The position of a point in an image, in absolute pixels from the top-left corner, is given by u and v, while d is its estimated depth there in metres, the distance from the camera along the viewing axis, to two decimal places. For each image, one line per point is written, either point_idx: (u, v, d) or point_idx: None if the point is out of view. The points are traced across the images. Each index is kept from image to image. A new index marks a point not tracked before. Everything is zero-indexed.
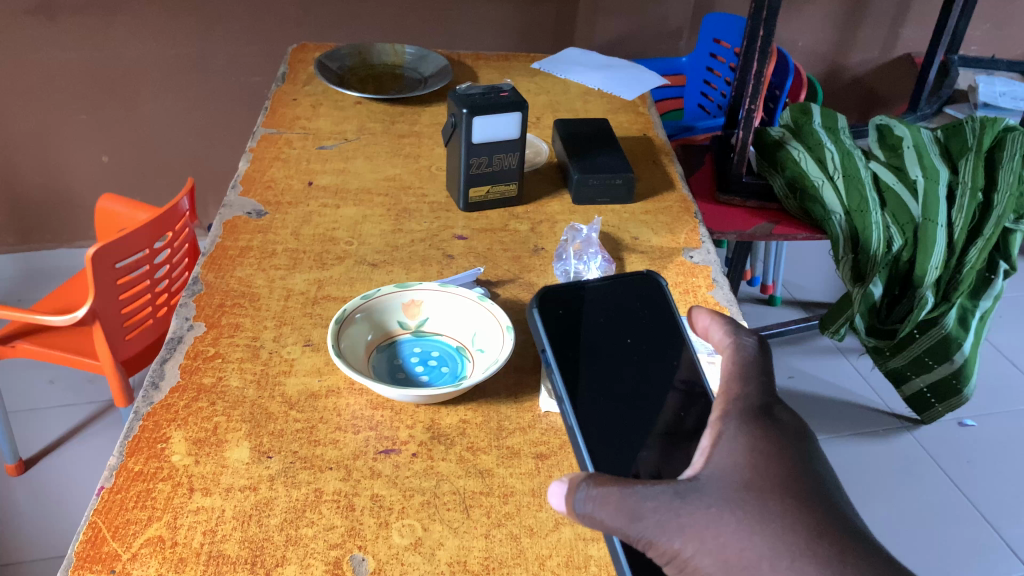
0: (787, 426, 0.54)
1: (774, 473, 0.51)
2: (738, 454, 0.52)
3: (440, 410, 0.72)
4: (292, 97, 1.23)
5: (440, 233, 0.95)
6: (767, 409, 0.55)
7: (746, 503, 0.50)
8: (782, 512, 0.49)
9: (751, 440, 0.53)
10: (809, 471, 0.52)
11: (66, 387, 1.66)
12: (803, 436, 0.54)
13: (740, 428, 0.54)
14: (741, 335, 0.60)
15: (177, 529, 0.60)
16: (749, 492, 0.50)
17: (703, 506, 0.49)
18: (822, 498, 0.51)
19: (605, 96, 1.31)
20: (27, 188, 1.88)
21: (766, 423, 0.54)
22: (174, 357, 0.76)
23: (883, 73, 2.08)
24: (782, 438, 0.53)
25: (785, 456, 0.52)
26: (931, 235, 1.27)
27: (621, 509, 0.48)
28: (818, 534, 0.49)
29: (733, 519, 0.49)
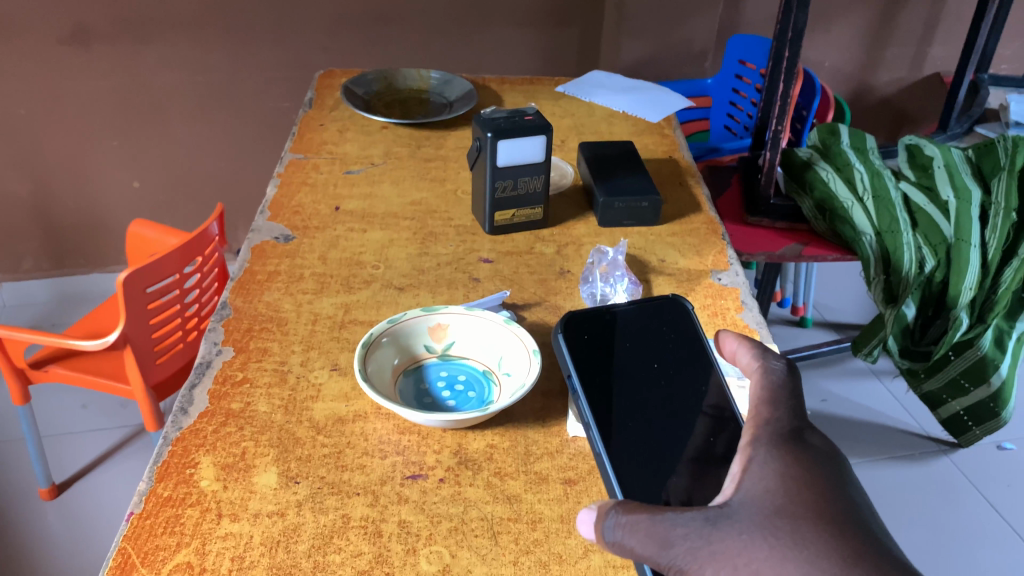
0: (818, 449, 0.53)
1: (806, 499, 0.50)
2: (768, 480, 0.51)
3: (468, 435, 0.72)
4: (319, 122, 1.24)
5: (466, 257, 0.95)
6: (797, 433, 0.54)
7: (779, 530, 0.48)
8: (813, 538, 0.48)
9: (781, 465, 0.52)
10: (843, 494, 0.51)
11: (98, 411, 1.67)
12: (835, 460, 0.53)
13: (771, 453, 0.53)
14: (769, 359, 0.60)
15: (205, 555, 0.60)
16: (780, 517, 0.49)
17: (734, 533, 0.49)
18: (858, 522, 0.49)
19: (630, 118, 1.31)
20: (61, 214, 1.91)
21: (795, 447, 0.53)
22: (203, 381, 0.76)
23: (911, 93, 2.06)
24: (814, 463, 0.52)
25: (817, 481, 0.51)
26: (965, 255, 1.25)
27: (648, 536, 0.48)
28: (855, 558, 0.47)
29: (765, 546, 0.48)
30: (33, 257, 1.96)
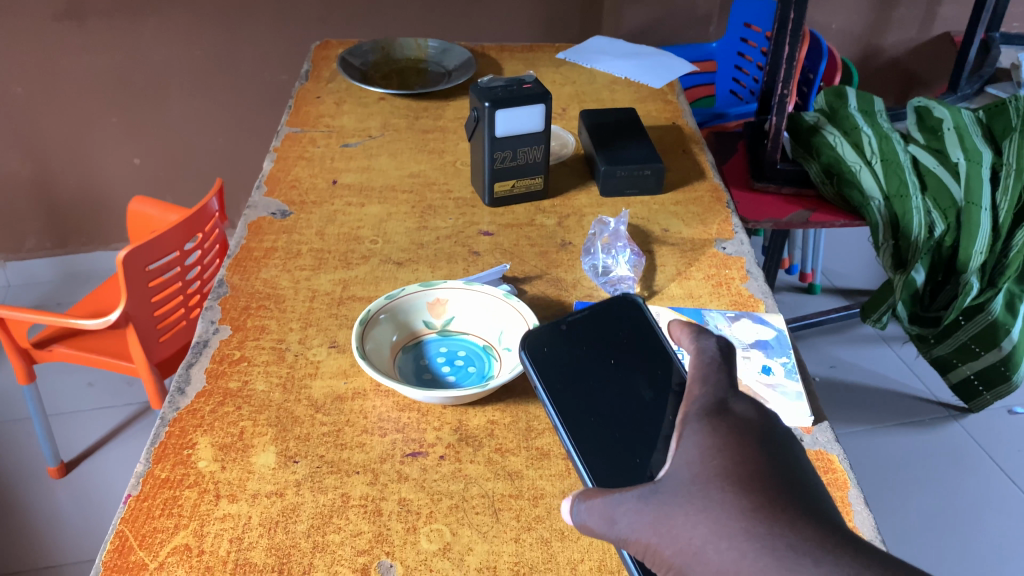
0: (741, 422, 0.48)
1: (724, 465, 0.46)
2: (689, 458, 0.47)
3: (469, 411, 0.71)
4: (316, 95, 1.22)
5: (465, 230, 0.94)
6: (721, 403, 0.50)
7: (696, 495, 0.45)
8: (722, 500, 0.44)
9: (702, 443, 0.48)
10: (768, 458, 0.46)
11: (104, 389, 1.67)
12: (762, 426, 0.48)
13: (696, 427, 0.49)
14: (701, 339, 0.55)
15: (203, 536, 0.59)
16: (697, 486, 0.46)
17: (661, 506, 0.46)
18: (781, 485, 0.44)
19: (632, 85, 1.29)
20: (62, 192, 1.90)
21: (716, 419, 0.49)
22: (200, 361, 0.75)
23: (921, 54, 2.02)
24: (735, 431, 0.48)
25: (741, 446, 0.47)
26: (975, 218, 1.23)
27: (597, 514, 0.48)
28: (756, 509, 0.43)
29: (683, 510, 0.45)
30: (35, 236, 1.95)
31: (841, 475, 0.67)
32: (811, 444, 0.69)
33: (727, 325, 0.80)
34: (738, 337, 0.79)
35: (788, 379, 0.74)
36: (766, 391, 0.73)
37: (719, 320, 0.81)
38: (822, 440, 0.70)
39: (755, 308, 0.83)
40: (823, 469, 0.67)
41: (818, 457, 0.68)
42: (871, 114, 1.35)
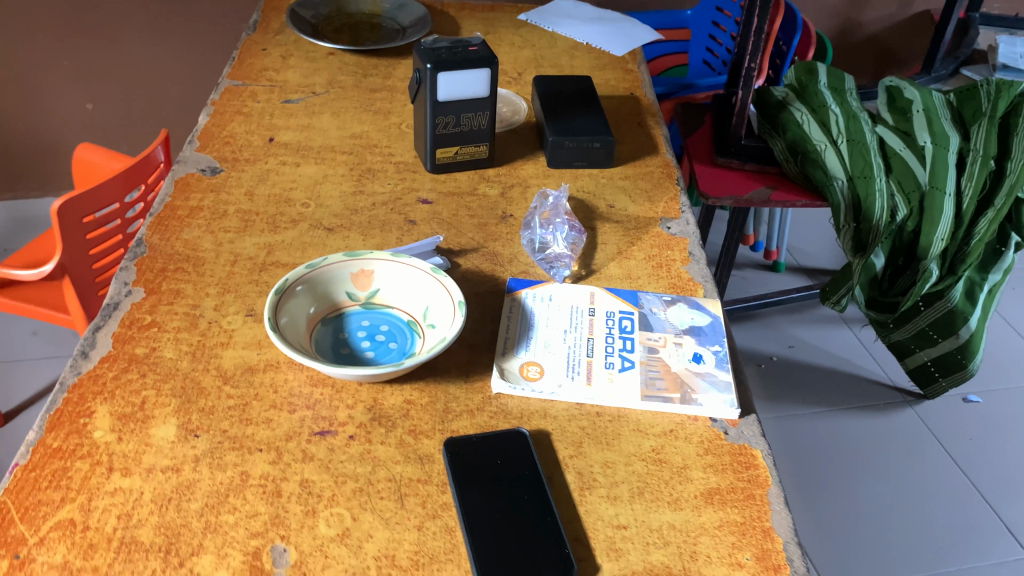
0: None
1: None
2: None
3: (385, 389, 0.68)
4: (261, 47, 1.15)
5: (403, 197, 0.90)
6: None
7: None
8: None
9: None
10: None
11: (48, 339, 1.66)
12: None
13: None
14: None
15: (90, 511, 0.57)
16: None
17: None
18: None
19: (593, 52, 1.22)
20: (9, 135, 1.84)
21: None
22: (108, 324, 0.72)
23: (898, 32, 2.08)
24: None
25: None
26: (937, 203, 1.36)
27: None
28: None
29: None
30: None
31: (764, 472, 0.64)
32: (735, 438, 0.67)
33: (662, 310, 0.77)
34: (672, 322, 0.76)
35: (719, 369, 0.71)
36: (695, 380, 0.70)
37: (654, 303, 0.78)
38: (747, 433, 0.67)
39: (693, 293, 0.80)
40: (745, 464, 0.65)
41: (741, 451, 0.66)
42: (839, 92, 1.47)
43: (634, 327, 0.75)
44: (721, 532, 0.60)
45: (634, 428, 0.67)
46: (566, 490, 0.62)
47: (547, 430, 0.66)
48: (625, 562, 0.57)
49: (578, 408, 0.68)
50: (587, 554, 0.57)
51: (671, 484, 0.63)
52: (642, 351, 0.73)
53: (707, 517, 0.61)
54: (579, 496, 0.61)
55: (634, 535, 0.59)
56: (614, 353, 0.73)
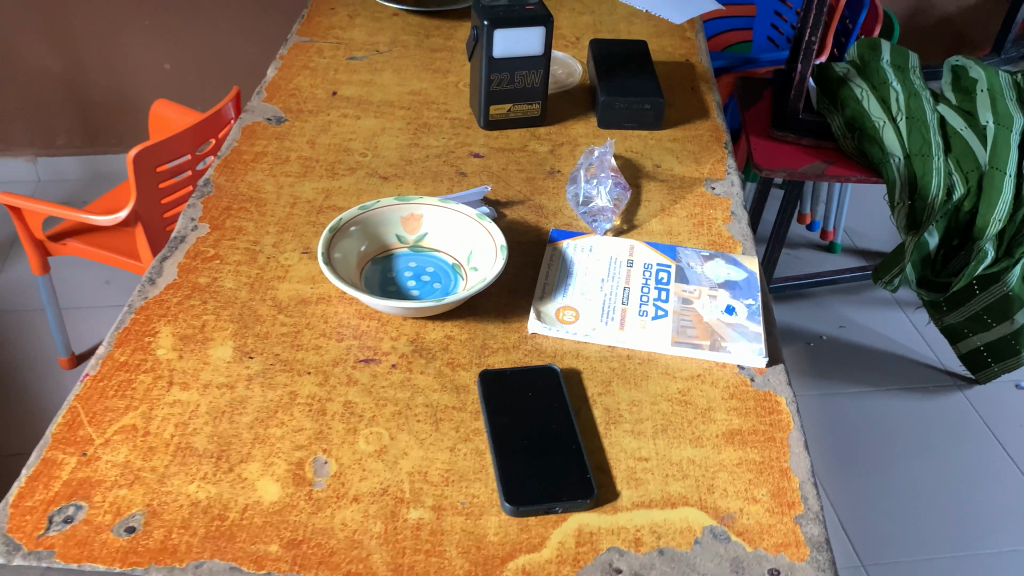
0: None
1: None
2: None
3: (427, 324, 0.72)
4: (330, 6, 1.20)
5: (456, 150, 0.94)
6: None
7: None
8: None
9: None
10: None
11: (120, 288, 1.72)
12: None
13: None
14: None
15: (151, 419, 0.62)
16: None
17: None
18: None
19: (652, 19, 1.23)
20: (92, 91, 1.92)
21: None
22: (174, 255, 0.77)
23: (975, 12, 2.03)
24: None
25: None
26: (997, 182, 1.34)
27: None
28: None
29: None
30: (66, 133, 1.98)
31: (786, 417, 0.66)
32: (761, 385, 0.69)
33: (699, 264, 0.79)
34: (708, 276, 0.78)
35: (750, 320, 0.74)
36: (726, 330, 0.73)
37: (691, 258, 0.80)
38: (773, 380, 0.69)
39: (732, 250, 0.82)
40: (769, 409, 0.67)
41: (766, 397, 0.68)
42: (902, 70, 1.45)
43: (671, 279, 0.78)
44: (739, 469, 0.62)
45: (663, 371, 0.69)
46: (593, 423, 0.65)
47: (579, 368, 0.69)
48: (643, 490, 0.60)
49: (610, 349, 0.71)
50: (608, 483, 0.60)
51: (694, 424, 0.65)
52: (677, 302, 0.75)
53: (726, 455, 0.63)
54: (605, 429, 0.64)
55: (654, 467, 0.62)
56: (648, 302, 0.75)
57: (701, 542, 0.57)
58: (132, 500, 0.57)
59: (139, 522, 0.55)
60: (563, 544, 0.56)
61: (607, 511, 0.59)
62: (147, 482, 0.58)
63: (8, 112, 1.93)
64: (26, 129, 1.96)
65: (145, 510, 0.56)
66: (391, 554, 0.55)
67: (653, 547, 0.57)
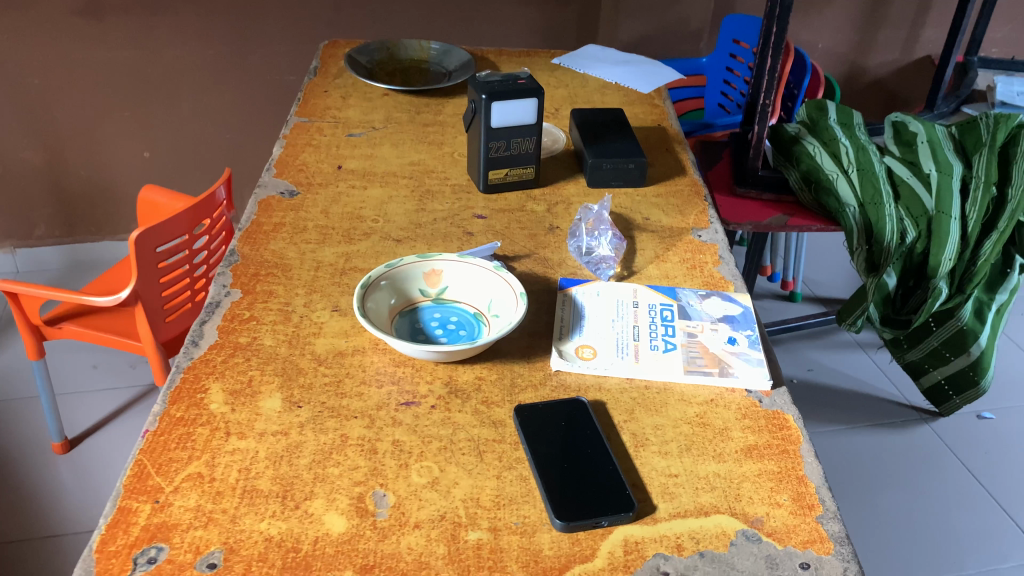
0: None
1: None
2: None
3: (458, 368, 0.78)
4: (323, 89, 1.28)
5: (461, 213, 1.01)
6: None
7: None
8: None
9: None
10: None
11: (108, 372, 1.76)
12: None
13: None
14: None
15: (215, 466, 0.66)
16: None
17: None
18: None
19: (622, 89, 1.34)
20: (72, 181, 1.97)
21: None
22: (212, 319, 0.81)
23: (904, 75, 2.20)
24: None
25: None
26: (944, 226, 1.45)
27: None
28: None
29: None
30: (46, 224, 2.02)
31: (795, 432, 0.73)
32: (769, 405, 0.76)
33: (698, 302, 0.87)
34: (708, 312, 0.85)
35: (751, 348, 0.81)
36: (731, 358, 0.80)
37: (691, 297, 0.88)
38: (780, 401, 0.76)
39: (726, 288, 0.90)
40: (779, 425, 0.74)
41: (774, 414, 0.74)
42: (849, 127, 1.58)
43: (675, 316, 0.85)
44: (761, 479, 0.68)
45: (679, 397, 0.76)
46: (623, 447, 0.70)
47: (603, 400, 0.75)
48: (678, 502, 0.66)
49: (629, 381, 0.78)
50: (644, 497, 0.66)
51: (714, 441, 0.71)
52: (683, 336, 0.82)
53: (747, 467, 0.69)
54: (635, 451, 0.70)
55: (684, 481, 0.68)
56: (658, 337, 0.82)
57: (736, 543, 0.63)
58: (209, 539, 0.60)
59: (220, 560, 0.59)
60: (613, 553, 0.61)
61: (648, 521, 0.64)
62: (221, 523, 0.62)
63: None
64: (5, 222, 1.99)
65: (223, 547, 0.60)
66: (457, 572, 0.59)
67: (694, 551, 0.62)
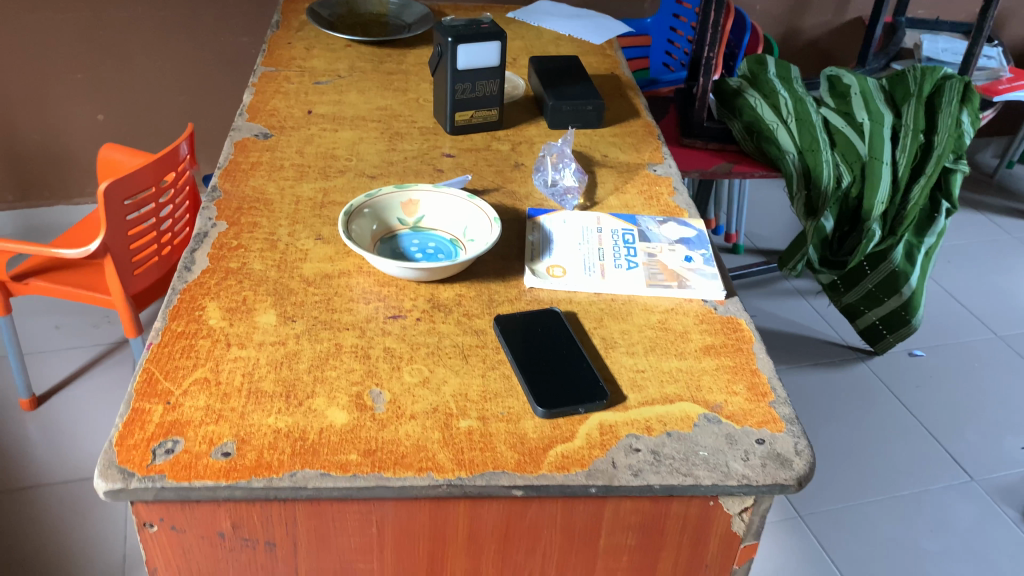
0: None
1: None
2: None
3: (439, 286, 0.84)
4: (287, 41, 1.32)
5: (430, 152, 1.06)
6: None
7: None
8: None
9: None
10: None
11: (71, 331, 1.78)
12: None
13: None
14: None
15: (219, 372, 0.71)
16: None
17: None
18: None
19: (575, 41, 1.40)
20: (24, 145, 1.96)
21: None
22: (202, 247, 0.86)
23: (837, 36, 2.31)
24: None
25: None
26: (876, 170, 1.55)
27: None
28: None
29: None
30: None
31: (747, 332, 0.81)
32: (724, 312, 0.83)
33: (657, 226, 0.94)
34: (666, 235, 0.93)
35: (706, 265, 0.89)
36: (689, 274, 0.87)
37: (650, 223, 0.95)
38: (733, 307, 0.84)
39: (681, 215, 0.97)
40: (734, 328, 0.81)
41: (730, 320, 0.82)
42: (787, 80, 1.66)
43: (636, 239, 0.92)
44: (719, 372, 0.76)
45: (643, 307, 0.83)
46: (595, 349, 0.77)
47: (574, 311, 0.82)
48: (646, 393, 0.73)
49: (596, 295, 0.84)
50: (616, 389, 0.73)
51: (676, 342, 0.79)
52: (645, 256, 0.89)
53: (706, 362, 0.77)
54: (605, 352, 0.77)
55: (650, 376, 0.75)
56: (621, 257, 0.89)
57: (699, 424, 0.70)
58: (221, 433, 0.65)
59: (233, 449, 0.64)
60: (590, 434, 0.68)
61: (620, 408, 0.71)
62: (231, 419, 0.67)
63: None
64: None
65: (235, 438, 0.65)
66: (452, 453, 0.66)
67: (662, 431, 0.69)
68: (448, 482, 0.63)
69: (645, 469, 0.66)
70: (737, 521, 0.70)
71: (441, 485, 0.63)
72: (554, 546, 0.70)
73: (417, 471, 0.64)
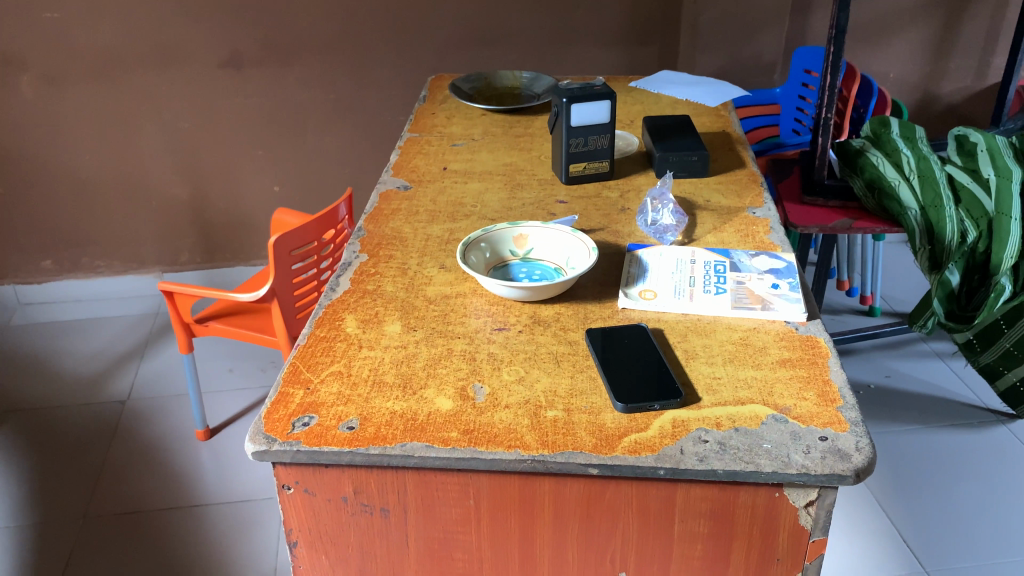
0: None
1: None
2: None
3: (542, 307, 0.95)
4: (431, 112, 1.50)
5: (546, 200, 1.19)
6: None
7: None
8: None
9: None
10: None
11: (242, 374, 2.01)
12: None
13: None
14: None
15: (351, 366, 0.85)
16: None
17: None
18: None
19: (691, 104, 1.51)
20: (213, 213, 2.26)
21: None
22: (346, 273, 1.01)
23: (978, 101, 2.29)
24: None
25: None
26: (1004, 226, 1.52)
27: None
28: None
29: None
30: (189, 250, 2.31)
31: (824, 349, 0.87)
32: (804, 331, 0.89)
33: (748, 259, 1.02)
34: (756, 266, 1.00)
35: (791, 291, 0.95)
36: (774, 298, 0.94)
37: (742, 256, 1.02)
38: (814, 328, 0.90)
39: (773, 249, 1.04)
40: (811, 345, 0.87)
41: (808, 339, 0.88)
42: (910, 140, 1.68)
43: (727, 269, 1.00)
44: (792, 381, 0.82)
45: (726, 326, 0.91)
46: (677, 360, 0.85)
47: (661, 328, 0.91)
48: (720, 396, 0.80)
49: (683, 315, 0.93)
50: (692, 392, 0.81)
51: (755, 356, 0.86)
52: (733, 284, 0.97)
53: (781, 373, 0.83)
54: (686, 362, 0.85)
55: (725, 381, 0.82)
56: (711, 284, 0.97)
57: (767, 423, 0.77)
58: (348, 411, 0.79)
59: (357, 423, 0.77)
60: (663, 426, 0.76)
61: (693, 407, 0.79)
62: (357, 402, 0.80)
63: (142, 236, 2.27)
64: (155, 250, 2.30)
65: (359, 416, 0.78)
66: (538, 435, 0.75)
67: (730, 427, 0.76)
68: (532, 457, 0.73)
69: (710, 455, 0.73)
70: (803, 515, 0.75)
71: (526, 460, 0.73)
72: (630, 529, 0.78)
73: (506, 447, 0.74)
